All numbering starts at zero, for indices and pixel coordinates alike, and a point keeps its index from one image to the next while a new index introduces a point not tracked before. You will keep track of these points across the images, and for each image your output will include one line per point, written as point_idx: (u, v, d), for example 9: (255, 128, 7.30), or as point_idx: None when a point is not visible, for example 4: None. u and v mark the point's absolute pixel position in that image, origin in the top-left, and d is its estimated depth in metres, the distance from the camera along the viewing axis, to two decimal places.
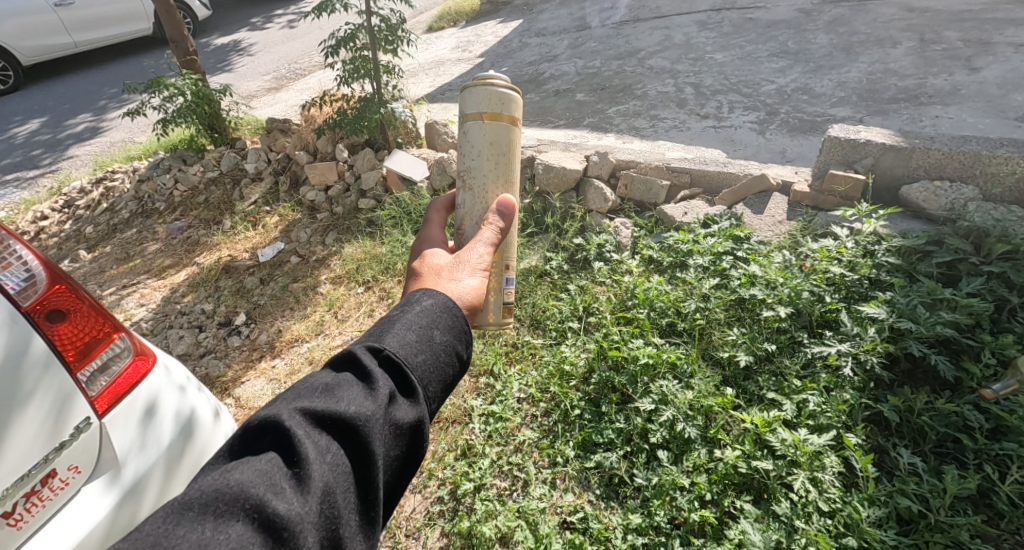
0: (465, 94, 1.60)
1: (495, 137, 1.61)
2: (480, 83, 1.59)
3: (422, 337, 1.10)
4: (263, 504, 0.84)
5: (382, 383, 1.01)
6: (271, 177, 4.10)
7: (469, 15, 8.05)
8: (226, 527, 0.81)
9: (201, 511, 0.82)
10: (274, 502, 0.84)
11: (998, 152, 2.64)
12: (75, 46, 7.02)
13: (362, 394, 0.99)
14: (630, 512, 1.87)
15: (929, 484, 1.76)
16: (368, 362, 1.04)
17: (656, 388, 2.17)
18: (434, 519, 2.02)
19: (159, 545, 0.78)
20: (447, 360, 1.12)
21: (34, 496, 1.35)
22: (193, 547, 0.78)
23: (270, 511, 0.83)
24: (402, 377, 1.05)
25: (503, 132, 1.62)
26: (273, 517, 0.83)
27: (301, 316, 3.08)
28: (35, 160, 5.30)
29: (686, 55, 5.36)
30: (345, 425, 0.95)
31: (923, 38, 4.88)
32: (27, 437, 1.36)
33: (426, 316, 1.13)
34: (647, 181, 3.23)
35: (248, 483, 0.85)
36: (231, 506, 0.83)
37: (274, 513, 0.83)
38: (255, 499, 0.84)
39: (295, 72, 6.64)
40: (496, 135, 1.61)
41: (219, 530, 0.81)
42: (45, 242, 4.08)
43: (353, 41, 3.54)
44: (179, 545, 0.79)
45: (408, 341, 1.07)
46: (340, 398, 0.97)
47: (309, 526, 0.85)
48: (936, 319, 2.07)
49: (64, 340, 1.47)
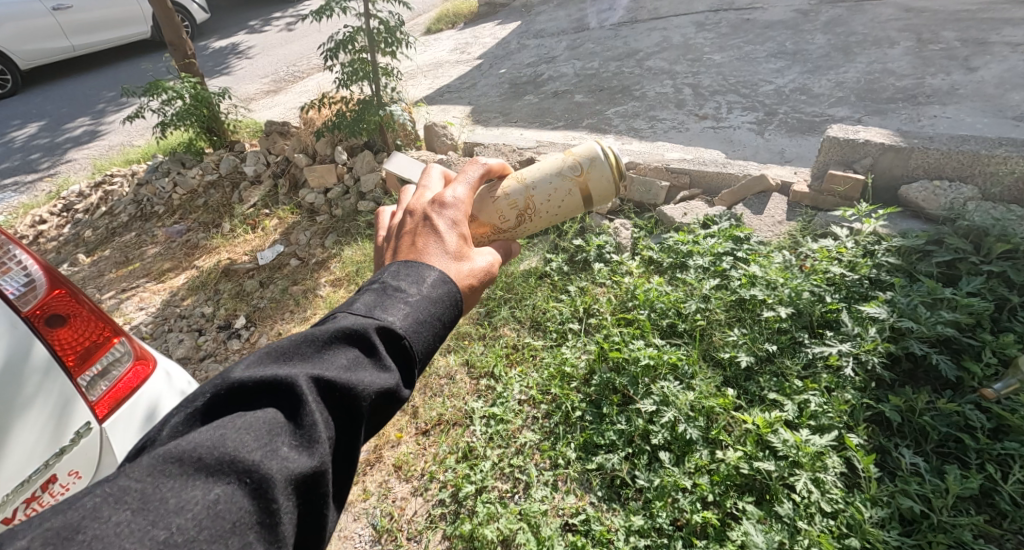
0: (600, 161, 1.44)
1: (565, 201, 1.45)
2: (610, 161, 1.45)
3: (434, 333, 0.95)
4: (254, 468, 0.70)
5: (391, 368, 0.87)
6: (270, 180, 4.10)
7: (468, 17, 8.06)
8: (215, 489, 0.69)
9: (193, 466, 0.69)
10: (264, 473, 0.70)
11: (996, 152, 2.65)
12: (74, 50, 7.02)
13: (373, 376, 0.84)
14: (632, 514, 1.87)
15: (931, 484, 1.76)
16: (380, 338, 0.88)
17: (658, 389, 2.17)
18: (436, 522, 2.01)
19: (146, 501, 0.65)
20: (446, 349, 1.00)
21: (35, 502, 1.35)
22: (181, 508, 0.66)
23: (260, 477, 0.70)
24: (407, 362, 0.91)
25: (571, 206, 1.46)
26: (260, 488, 0.70)
27: (302, 318, 3.07)
28: (34, 164, 5.29)
29: (684, 56, 5.37)
30: (346, 404, 0.81)
31: (920, 37, 4.89)
32: (27, 442, 1.35)
33: (444, 311, 0.97)
34: (646, 182, 3.23)
35: (242, 442, 0.71)
36: (222, 463, 0.70)
37: (265, 481, 0.70)
38: (248, 462, 0.70)
39: (294, 75, 6.65)
40: (575, 209, 1.47)
41: (209, 489, 0.68)
42: (44, 245, 4.07)
43: (352, 43, 3.54)
44: (168, 504, 0.66)
45: (423, 335, 0.92)
46: (348, 375, 0.82)
47: (291, 505, 0.72)
48: (936, 319, 2.08)
49: (64, 344, 1.46)
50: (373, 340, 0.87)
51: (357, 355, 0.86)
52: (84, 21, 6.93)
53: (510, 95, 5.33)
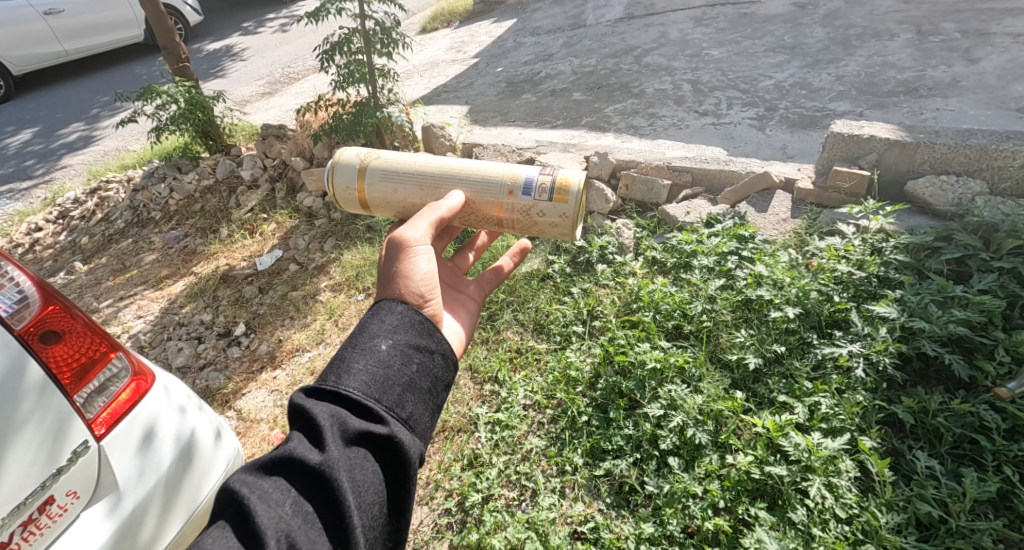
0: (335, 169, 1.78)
1: (349, 195, 1.78)
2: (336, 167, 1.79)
3: (365, 359, 1.11)
4: None
5: (325, 415, 1.00)
6: (268, 184, 4.07)
7: (463, 15, 8.00)
8: None
9: None
10: None
11: (1004, 146, 2.60)
12: (66, 55, 6.99)
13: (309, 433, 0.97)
14: (642, 521, 1.83)
15: (948, 488, 1.73)
16: (310, 401, 1.03)
17: (665, 393, 2.13)
18: (442, 531, 1.97)
19: None
20: (405, 376, 1.13)
21: (32, 524, 1.30)
22: None
23: None
24: (353, 402, 1.05)
25: (350, 195, 1.78)
26: None
27: (302, 324, 3.03)
28: (27, 171, 5.24)
29: (682, 52, 5.32)
30: (300, 467, 0.94)
31: (920, 29, 4.85)
32: (24, 462, 1.31)
33: (364, 350, 1.13)
34: (648, 181, 3.19)
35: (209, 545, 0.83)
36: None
37: None
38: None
39: (289, 76, 6.60)
40: (350, 193, 1.78)
41: None
42: (40, 254, 4.01)
43: (348, 45, 3.48)
44: None
45: (357, 371, 1.08)
46: (285, 449, 0.96)
47: None
48: (948, 318, 2.06)
49: (59, 361, 1.42)
50: (301, 406, 1.02)
51: (299, 430, 1.00)
52: (77, 26, 6.88)
53: (507, 95, 5.27)
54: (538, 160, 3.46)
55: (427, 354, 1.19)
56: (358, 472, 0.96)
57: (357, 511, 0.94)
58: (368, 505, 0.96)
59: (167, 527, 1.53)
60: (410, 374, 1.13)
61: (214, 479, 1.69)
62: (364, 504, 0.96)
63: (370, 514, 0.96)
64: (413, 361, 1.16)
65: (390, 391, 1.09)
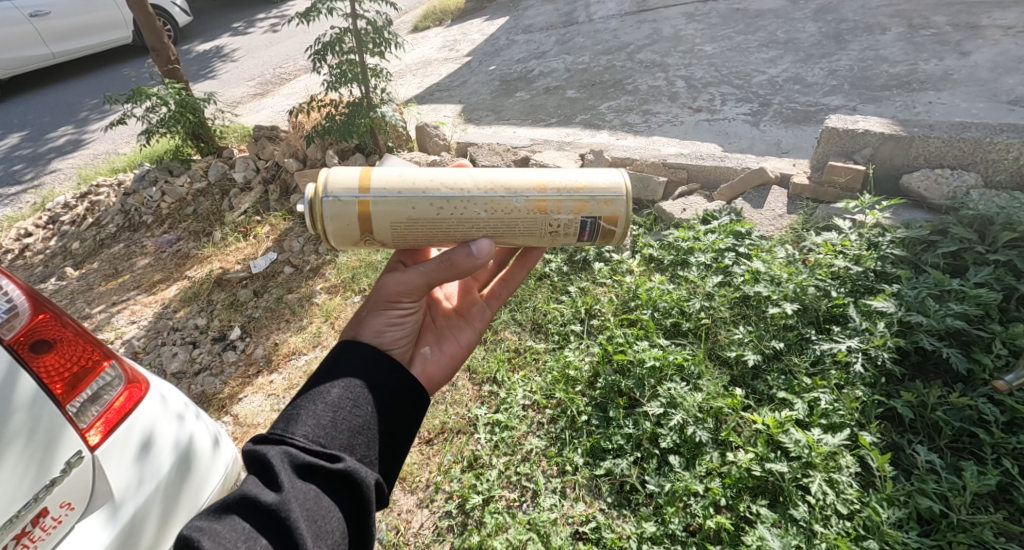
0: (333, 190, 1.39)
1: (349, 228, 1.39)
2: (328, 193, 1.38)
3: (319, 403, 1.15)
4: None
5: (275, 450, 1.02)
6: (261, 186, 4.03)
7: (454, 14, 7.96)
8: None
9: None
10: None
11: (998, 139, 2.62)
12: (53, 58, 6.92)
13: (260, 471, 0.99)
14: (643, 521, 1.82)
15: (948, 482, 1.74)
16: (259, 446, 1.05)
17: (664, 391, 2.12)
18: (443, 534, 1.96)
19: None
20: (357, 415, 1.17)
21: (25, 537, 1.27)
22: None
23: None
24: (304, 444, 1.07)
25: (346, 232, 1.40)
26: None
27: (298, 328, 3.00)
28: (16, 175, 5.17)
29: (676, 47, 5.32)
30: (252, 505, 0.94)
31: (911, 23, 4.86)
32: (14, 476, 1.27)
33: (320, 396, 1.17)
34: (643, 178, 3.18)
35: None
36: None
37: None
38: None
39: (280, 77, 6.55)
40: (352, 235, 1.41)
41: None
42: (30, 260, 3.96)
43: (340, 44, 3.44)
44: None
45: (312, 417, 1.12)
46: (239, 489, 0.96)
47: None
48: (946, 311, 2.07)
49: (51, 371, 1.39)
50: (252, 449, 1.03)
51: (252, 474, 1.00)
52: (64, 28, 6.82)
53: (501, 93, 5.25)
54: (534, 158, 3.44)
55: (380, 396, 1.24)
56: (314, 498, 0.98)
57: (314, 537, 0.93)
58: (327, 532, 0.96)
59: (166, 533, 1.51)
60: (363, 414, 1.18)
61: (213, 486, 1.68)
62: (323, 532, 0.95)
63: (329, 538, 0.96)
64: (366, 404, 1.20)
65: (341, 431, 1.13)
